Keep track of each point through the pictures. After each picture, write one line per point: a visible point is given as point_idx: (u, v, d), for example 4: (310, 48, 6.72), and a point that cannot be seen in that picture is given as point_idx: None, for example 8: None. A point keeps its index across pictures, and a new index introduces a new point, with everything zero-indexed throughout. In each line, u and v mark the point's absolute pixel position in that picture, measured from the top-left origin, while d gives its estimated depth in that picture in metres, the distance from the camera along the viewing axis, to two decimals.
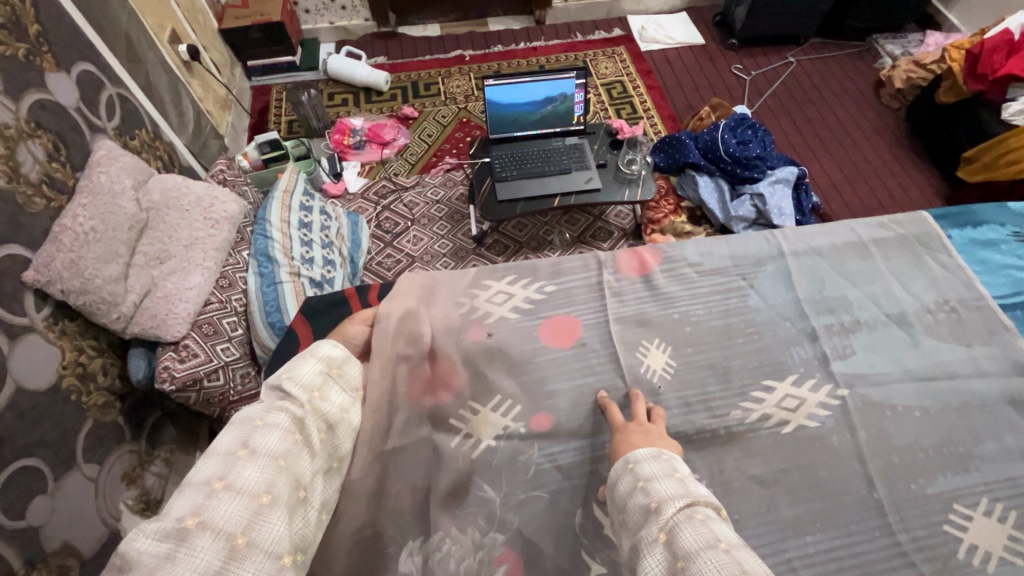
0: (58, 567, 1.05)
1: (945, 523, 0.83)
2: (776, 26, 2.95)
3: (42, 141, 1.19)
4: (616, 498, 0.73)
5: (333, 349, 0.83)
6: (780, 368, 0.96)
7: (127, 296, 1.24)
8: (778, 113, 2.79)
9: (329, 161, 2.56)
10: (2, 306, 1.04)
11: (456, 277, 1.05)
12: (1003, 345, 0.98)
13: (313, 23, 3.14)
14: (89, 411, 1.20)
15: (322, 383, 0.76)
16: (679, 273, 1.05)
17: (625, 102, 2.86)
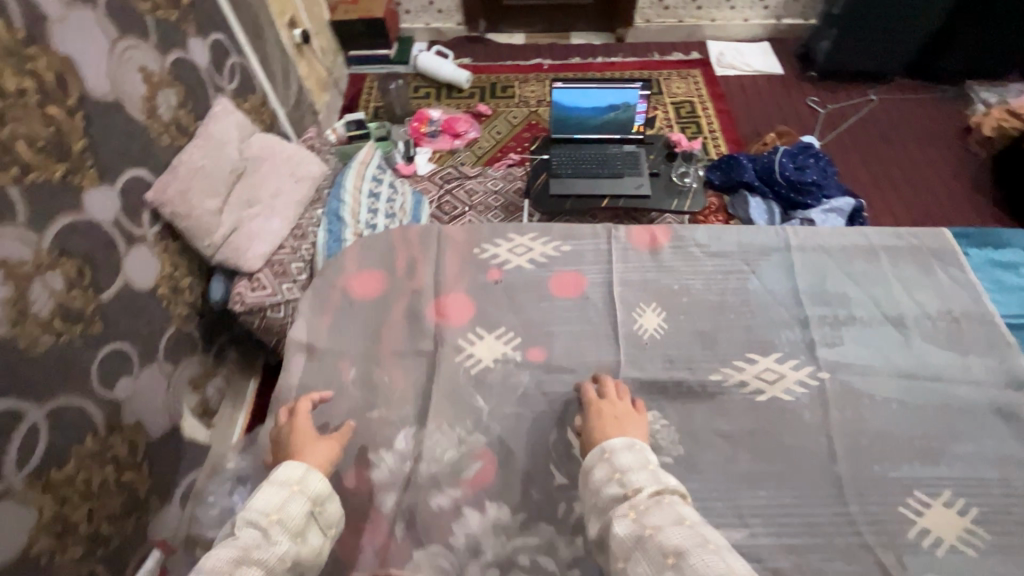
0: (130, 437, 1.27)
1: (900, 505, 0.86)
2: (859, 62, 2.89)
3: (176, 90, 1.48)
4: (590, 486, 0.78)
5: (313, 481, 0.78)
6: (765, 345, 1.03)
7: (219, 229, 1.51)
8: (850, 147, 2.75)
9: (405, 145, 2.81)
10: (127, 216, 1.31)
11: (486, 228, 1.20)
12: (1001, 360, 1.00)
13: (411, 23, 3.46)
14: (174, 318, 1.46)
15: (300, 530, 0.74)
16: (684, 250, 1.15)
17: (691, 122, 2.93)
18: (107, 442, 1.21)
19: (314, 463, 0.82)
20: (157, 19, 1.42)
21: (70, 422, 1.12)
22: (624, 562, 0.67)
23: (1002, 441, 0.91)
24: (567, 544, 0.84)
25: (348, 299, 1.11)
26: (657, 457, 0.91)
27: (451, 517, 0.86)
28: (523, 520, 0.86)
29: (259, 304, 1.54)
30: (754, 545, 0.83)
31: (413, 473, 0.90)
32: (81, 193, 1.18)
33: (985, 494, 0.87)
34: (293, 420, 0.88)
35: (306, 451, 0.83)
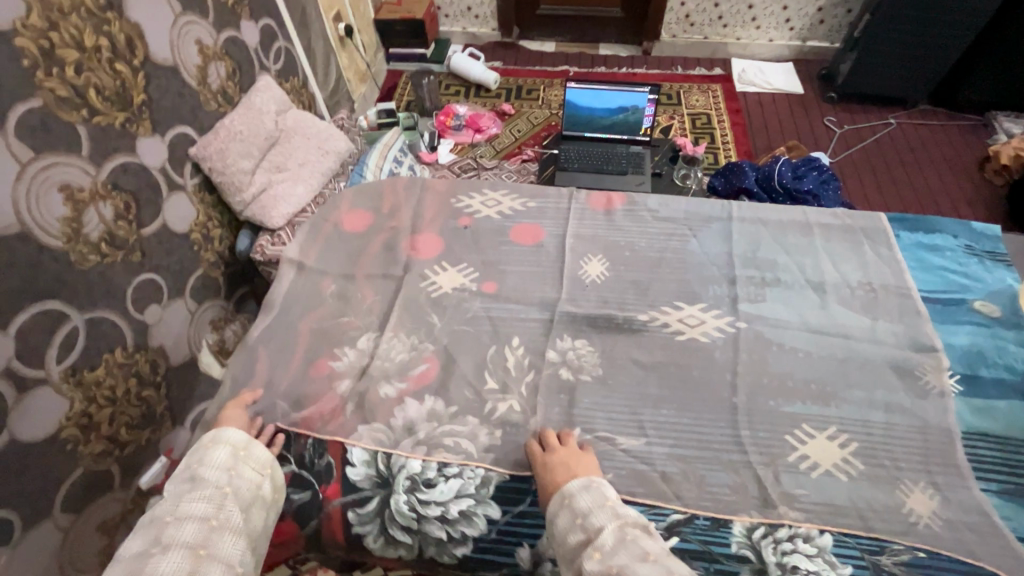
0: (153, 357, 1.48)
1: (787, 433, 0.97)
2: (879, 86, 2.93)
3: (225, 64, 1.72)
4: (556, 536, 0.79)
5: (230, 434, 0.91)
6: (692, 296, 1.15)
7: (249, 188, 1.72)
8: (859, 166, 2.80)
9: (430, 136, 3.03)
10: (172, 166, 1.54)
11: (465, 184, 1.37)
12: (908, 325, 1.09)
13: (449, 27, 3.71)
14: (202, 262, 1.67)
15: (230, 465, 0.86)
16: (636, 214, 1.29)
17: (705, 132, 3.03)
18: (132, 358, 1.40)
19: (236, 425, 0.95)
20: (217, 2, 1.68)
21: (104, 331, 1.32)
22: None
23: (892, 392, 1.01)
24: (486, 434, 0.98)
25: (339, 231, 1.30)
26: (578, 374, 1.05)
27: (394, 403, 1.02)
28: (454, 412, 1.01)
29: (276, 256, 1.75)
30: (648, 452, 0.95)
31: (368, 367, 1.07)
32: (135, 140, 1.40)
33: (867, 433, 0.97)
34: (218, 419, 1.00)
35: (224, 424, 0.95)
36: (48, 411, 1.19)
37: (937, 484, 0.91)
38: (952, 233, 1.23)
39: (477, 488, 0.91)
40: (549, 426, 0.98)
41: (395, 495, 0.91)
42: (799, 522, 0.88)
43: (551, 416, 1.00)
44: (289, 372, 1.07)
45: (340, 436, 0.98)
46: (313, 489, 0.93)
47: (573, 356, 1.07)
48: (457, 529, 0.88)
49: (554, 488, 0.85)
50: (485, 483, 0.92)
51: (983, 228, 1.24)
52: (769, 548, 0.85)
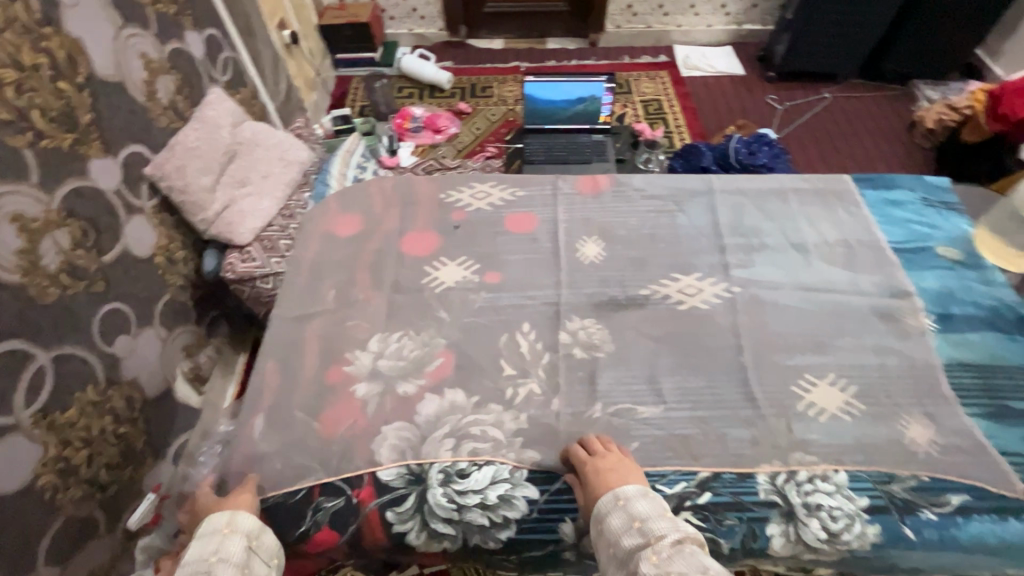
0: (127, 392, 1.40)
1: (793, 384, 1.03)
2: (813, 63, 3.12)
3: (173, 77, 1.64)
4: (608, 535, 0.79)
5: (243, 519, 0.84)
6: (687, 267, 1.20)
7: (212, 206, 1.65)
8: (804, 140, 2.98)
9: (389, 140, 2.99)
10: (128, 188, 1.45)
11: (451, 179, 1.36)
12: (885, 276, 1.17)
13: (396, 29, 3.67)
14: (169, 287, 1.59)
15: (244, 562, 0.80)
16: (623, 194, 1.33)
17: (659, 118, 3.13)
18: (106, 394, 1.32)
19: (241, 504, 0.88)
20: (158, 12, 1.60)
21: (73, 368, 1.24)
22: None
23: (879, 336, 1.09)
24: (511, 419, 0.99)
25: (329, 236, 1.26)
26: (591, 352, 1.08)
27: (416, 400, 1.02)
28: (477, 403, 1.01)
29: (248, 274, 1.70)
30: (668, 418, 0.99)
31: (382, 368, 1.05)
32: (87, 162, 1.32)
33: (863, 376, 1.04)
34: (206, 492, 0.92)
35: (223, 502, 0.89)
36: (22, 459, 1.10)
37: (931, 414, 0.99)
38: (910, 188, 1.33)
39: (511, 472, 0.93)
40: (571, 405, 1.01)
41: (431, 490, 0.91)
42: (816, 464, 0.94)
43: (572, 394, 1.02)
44: (301, 382, 1.04)
45: (365, 440, 0.97)
46: (345, 495, 0.91)
47: (582, 335, 1.10)
48: (499, 513, 0.89)
49: (604, 487, 0.84)
50: (518, 466, 0.94)
51: (935, 180, 1.35)
52: (793, 492, 0.90)
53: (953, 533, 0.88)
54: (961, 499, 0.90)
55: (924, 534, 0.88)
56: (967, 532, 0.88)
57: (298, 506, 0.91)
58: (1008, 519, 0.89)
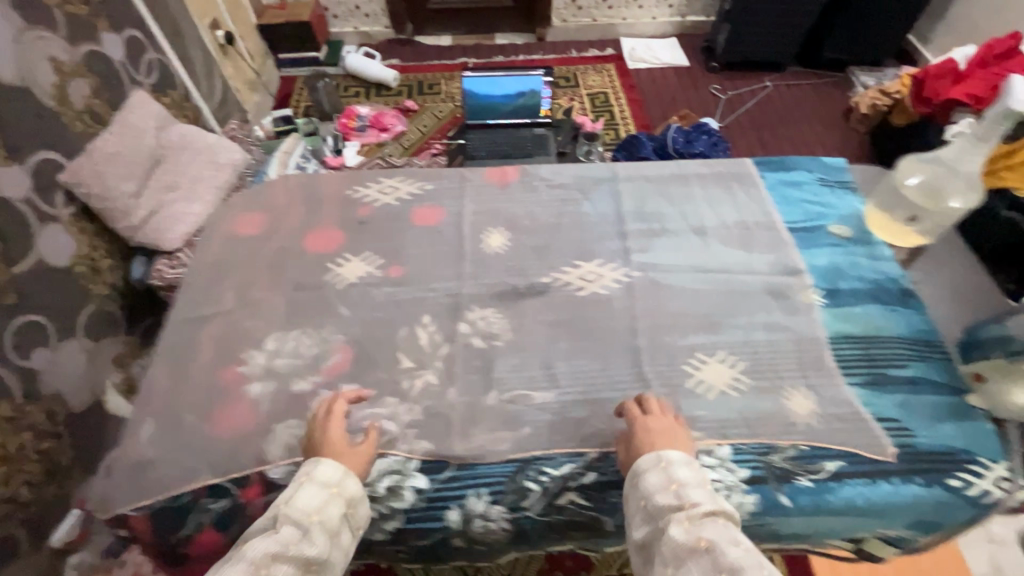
0: (48, 408, 1.33)
1: (684, 363, 1.06)
2: (754, 52, 3.18)
3: (88, 81, 1.54)
4: (643, 490, 0.80)
5: (349, 484, 0.84)
6: (588, 254, 1.22)
7: (137, 212, 1.57)
8: (746, 128, 3.04)
9: (334, 140, 2.95)
10: (39, 197, 1.38)
11: (360, 174, 1.36)
12: (778, 254, 1.21)
13: (340, 27, 3.63)
14: (93, 296, 1.53)
15: (336, 531, 0.78)
16: (530, 183, 1.34)
17: (604, 110, 3.16)
18: (23, 410, 1.25)
19: (348, 462, 0.88)
20: (67, 13, 1.49)
21: None
22: (673, 568, 0.69)
23: (768, 313, 1.12)
24: (406, 410, 1.00)
25: (231, 237, 1.25)
26: (490, 341, 1.08)
27: (310, 397, 1.01)
28: (373, 396, 1.01)
29: (178, 280, 1.65)
30: (561, 401, 1.01)
31: (276, 366, 1.04)
32: None
33: (752, 353, 1.07)
34: (314, 429, 0.92)
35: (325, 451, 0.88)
36: None
37: (813, 385, 1.03)
38: (808, 169, 1.37)
39: (401, 463, 0.93)
40: (467, 393, 1.02)
41: None
42: (701, 439, 0.96)
43: (469, 383, 1.03)
44: (193, 384, 1.02)
45: (256, 439, 0.96)
46: (230, 496, 0.91)
47: (482, 325, 1.11)
48: (385, 505, 0.89)
49: (649, 449, 0.85)
50: (410, 457, 0.94)
51: (833, 161, 1.39)
52: None
53: (827, 498, 0.91)
54: (836, 465, 0.94)
55: (799, 501, 0.91)
56: (840, 497, 0.91)
57: (182, 509, 0.90)
58: (879, 482, 0.92)
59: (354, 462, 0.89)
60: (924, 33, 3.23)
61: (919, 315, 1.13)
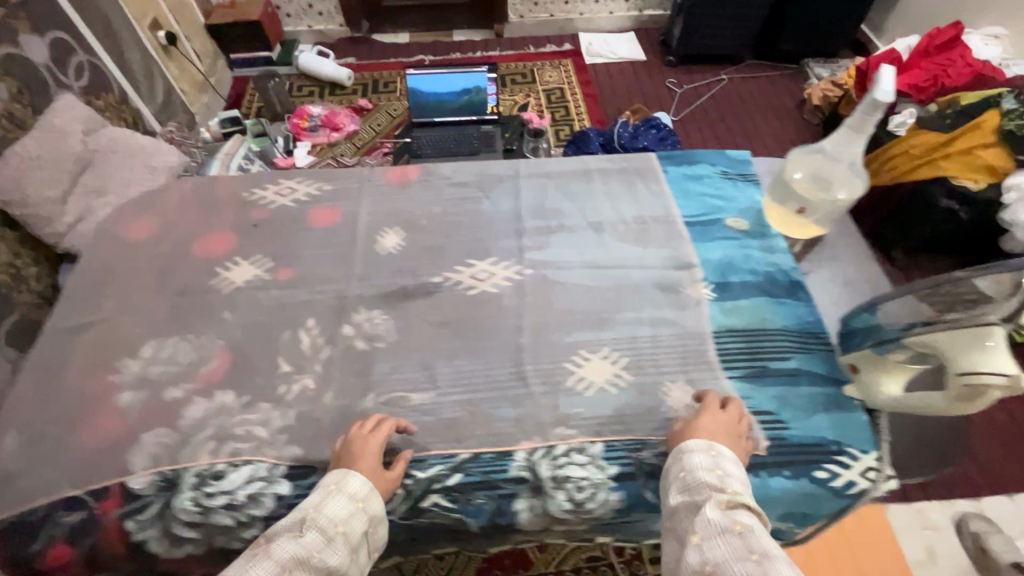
0: None
1: (567, 361, 1.05)
2: (709, 46, 3.19)
3: (7, 84, 1.44)
4: (686, 466, 0.82)
5: (374, 503, 0.82)
6: (483, 252, 1.21)
7: (63, 218, 1.44)
8: (701, 121, 3.03)
9: (284, 141, 2.86)
10: None
11: (260, 176, 1.35)
12: (673, 248, 1.21)
13: (294, 26, 3.51)
14: (18, 304, 1.40)
15: (357, 549, 0.76)
16: (431, 182, 1.33)
17: (560, 106, 3.13)
18: None
19: (383, 481, 0.86)
20: None
21: None
22: (700, 539, 0.69)
23: (656, 308, 1.12)
24: (280, 416, 0.98)
25: (121, 242, 1.23)
26: (372, 343, 1.07)
27: (182, 404, 0.99)
28: (246, 402, 1.00)
29: None
30: (438, 402, 1.00)
31: (150, 375, 1.02)
32: None
33: (636, 349, 1.07)
34: (355, 436, 0.90)
35: (362, 462, 0.86)
36: None
37: (691, 380, 1.03)
38: (710, 162, 1.37)
39: (269, 470, 0.92)
40: (343, 397, 1.00)
41: (180, 495, 0.89)
42: (575, 437, 0.96)
43: (346, 385, 1.02)
44: (62, 393, 1.01)
45: (120, 450, 0.93)
46: (87, 507, 0.89)
47: (367, 326, 1.10)
48: (245, 512, 0.88)
49: (699, 434, 0.87)
50: (278, 462, 0.93)
51: (737, 154, 1.40)
52: (545, 465, 0.92)
53: None
54: None
55: None
56: None
57: (34, 523, 0.87)
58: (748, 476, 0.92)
59: (383, 480, 0.87)
60: (877, 23, 3.24)
61: (806, 307, 1.12)
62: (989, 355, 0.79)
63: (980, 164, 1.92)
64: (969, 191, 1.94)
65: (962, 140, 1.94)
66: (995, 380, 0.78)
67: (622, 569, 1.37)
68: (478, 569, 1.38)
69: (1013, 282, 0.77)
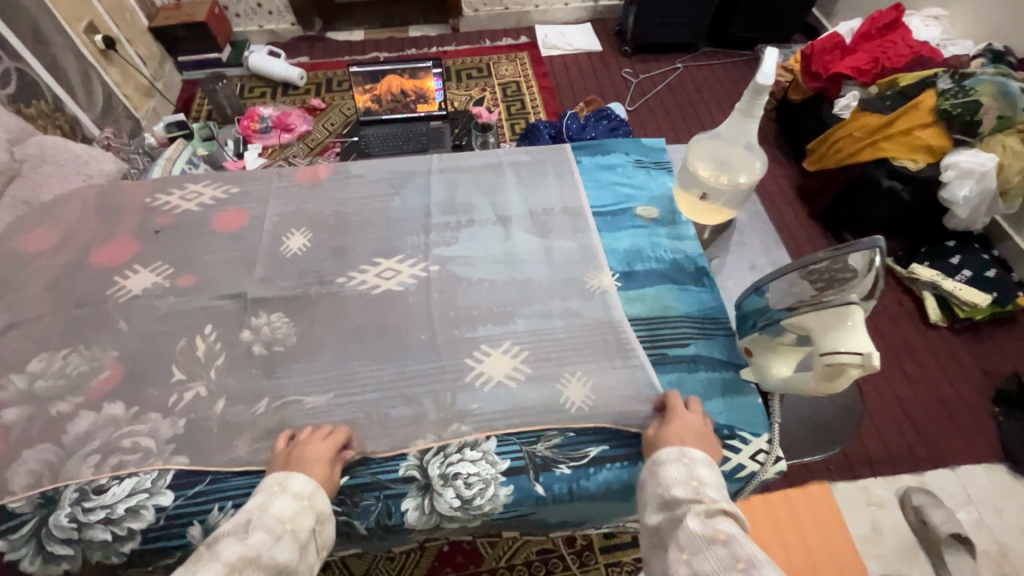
0: None
1: (467, 357, 1.04)
2: (665, 34, 3.14)
3: None
4: (660, 480, 0.78)
5: (321, 498, 0.81)
6: (390, 251, 1.19)
7: None
8: (656, 111, 2.98)
9: (234, 143, 2.56)
10: None
11: (165, 181, 1.32)
12: (581, 240, 1.20)
13: (244, 26, 3.19)
14: None
15: (307, 545, 0.75)
16: (340, 183, 1.31)
17: (516, 100, 2.97)
18: None
19: (323, 474, 0.85)
20: None
21: None
22: (687, 555, 0.65)
23: (562, 300, 1.11)
24: (169, 425, 0.96)
25: (17, 254, 1.20)
26: (270, 347, 1.06)
27: (68, 419, 0.97)
28: (135, 413, 0.98)
29: None
30: (334, 405, 0.99)
31: (38, 389, 1.00)
32: None
33: (539, 343, 1.06)
34: (296, 443, 0.89)
35: (309, 466, 0.85)
36: None
37: (590, 371, 1.02)
38: (624, 152, 1.37)
39: (153, 481, 0.90)
40: (235, 404, 0.99)
41: (57, 510, 0.88)
42: (468, 433, 0.95)
43: (241, 391, 1.00)
44: None
45: (1, 467, 0.92)
46: None
47: (265, 331, 1.08)
48: (123, 526, 0.86)
49: (670, 445, 0.84)
50: (163, 473, 0.91)
51: (651, 143, 1.40)
52: (436, 463, 0.92)
53: (583, 484, 0.91)
54: (599, 449, 0.93)
55: (554, 489, 0.90)
56: (595, 481, 0.91)
57: None
58: (638, 464, 0.92)
59: (326, 470, 0.85)
60: (828, 8, 3.25)
61: (710, 292, 1.13)
62: (847, 337, 0.79)
63: (920, 145, 1.92)
64: (910, 172, 1.94)
65: (902, 120, 1.95)
66: (849, 360, 0.78)
67: (572, 560, 1.37)
68: (430, 567, 1.36)
69: (867, 259, 0.80)
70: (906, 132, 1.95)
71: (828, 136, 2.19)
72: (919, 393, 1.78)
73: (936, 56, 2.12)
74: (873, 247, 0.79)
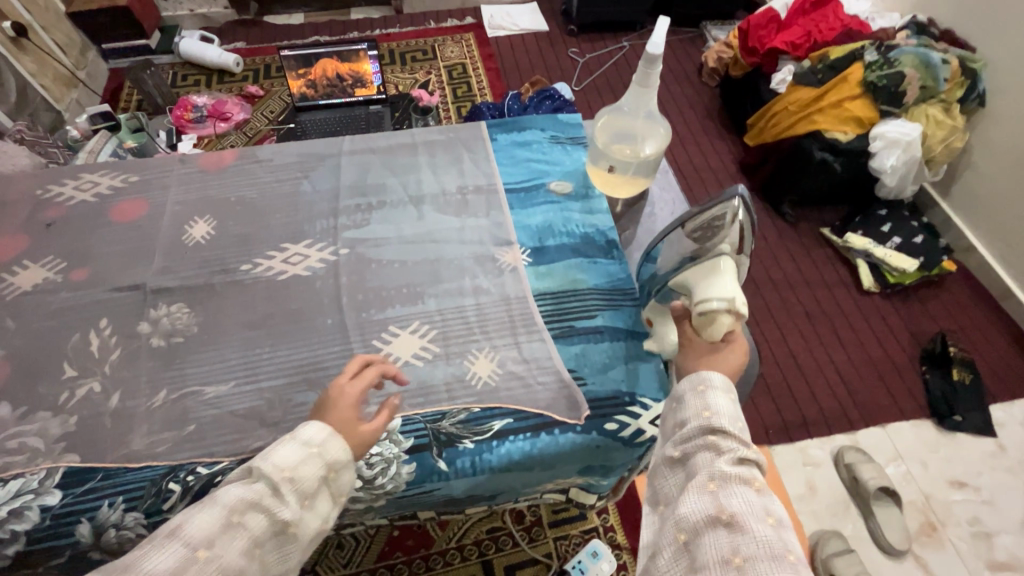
0: None
1: (374, 338, 1.03)
2: (609, 13, 3.12)
3: None
4: (710, 404, 0.67)
5: (334, 446, 0.73)
6: (299, 235, 1.17)
7: None
8: (602, 90, 2.97)
9: (167, 133, 2.40)
10: None
11: (61, 172, 1.26)
12: (493, 220, 1.19)
13: (173, 11, 3.01)
14: None
15: (313, 494, 0.70)
16: (248, 170, 1.27)
17: (462, 82, 2.92)
18: None
19: (339, 422, 0.77)
20: None
21: None
22: (713, 485, 0.60)
23: (472, 278, 1.11)
24: (58, 424, 0.93)
25: None
26: (170, 339, 1.02)
27: None
28: (23, 412, 0.94)
29: None
30: (235, 394, 0.96)
31: None
32: None
33: (448, 321, 1.05)
34: (333, 385, 0.82)
35: (335, 416, 0.78)
36: None
37: (496, 348, 1.02)
38: (540, 128, 1.37)
39: (40, 482, 0.87)
40: (129, 398, 0.96)
41: None
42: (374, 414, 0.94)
43: (136, 385, 0.97)
44: None
45: None
46: None
47: (165, 323, 1.04)
48: (5, 529, 0.82)
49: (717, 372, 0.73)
50: (52, 472, 0.88)
51: (568, 118, 1.40)
52: None
53: (486, 458, 0.91)
54: (503, 423, 0.94)
55: (457, 464, 0.91)
56: (498, 454, 0.92)
57: None
58: (540, 435, 0.93)
59: (345, 414, 0.78)
60: None
61: (619, 264, 1.14)
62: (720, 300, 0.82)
63: (849, 117, 1.97)
64: (841, 143, 1.98)
65: (832, 93, 1.99)
66: (718, 304, 0.80)
67: (521, 536, 1.38)
68: (380, 554, 1.36)
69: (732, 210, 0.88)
70: (833, 105, 1.99)
71: (762, 114, 2.22)
72: (848, 355, 1.86)
73: (864, 29, 2.15)
74: (735, 197, 0.89)
